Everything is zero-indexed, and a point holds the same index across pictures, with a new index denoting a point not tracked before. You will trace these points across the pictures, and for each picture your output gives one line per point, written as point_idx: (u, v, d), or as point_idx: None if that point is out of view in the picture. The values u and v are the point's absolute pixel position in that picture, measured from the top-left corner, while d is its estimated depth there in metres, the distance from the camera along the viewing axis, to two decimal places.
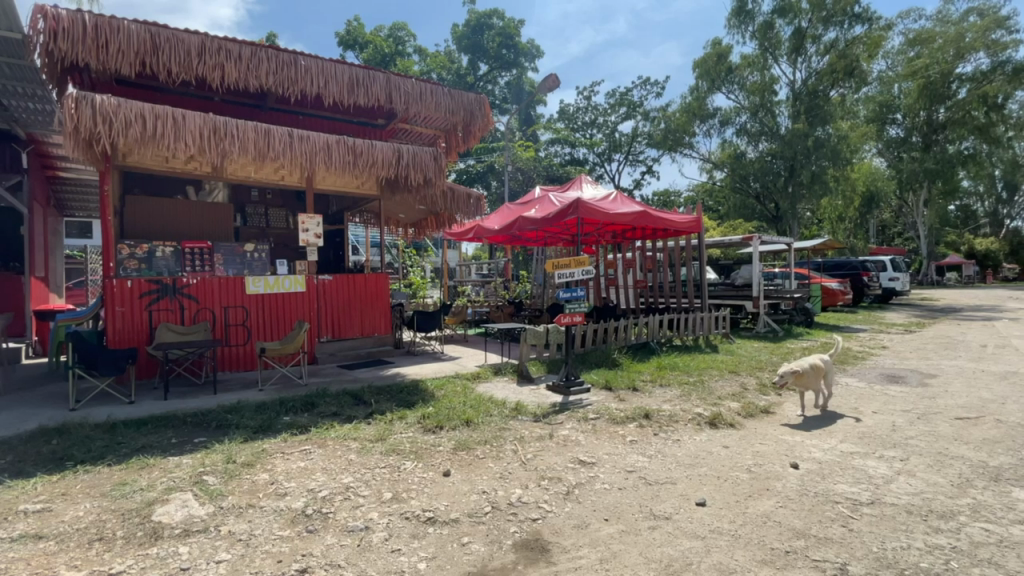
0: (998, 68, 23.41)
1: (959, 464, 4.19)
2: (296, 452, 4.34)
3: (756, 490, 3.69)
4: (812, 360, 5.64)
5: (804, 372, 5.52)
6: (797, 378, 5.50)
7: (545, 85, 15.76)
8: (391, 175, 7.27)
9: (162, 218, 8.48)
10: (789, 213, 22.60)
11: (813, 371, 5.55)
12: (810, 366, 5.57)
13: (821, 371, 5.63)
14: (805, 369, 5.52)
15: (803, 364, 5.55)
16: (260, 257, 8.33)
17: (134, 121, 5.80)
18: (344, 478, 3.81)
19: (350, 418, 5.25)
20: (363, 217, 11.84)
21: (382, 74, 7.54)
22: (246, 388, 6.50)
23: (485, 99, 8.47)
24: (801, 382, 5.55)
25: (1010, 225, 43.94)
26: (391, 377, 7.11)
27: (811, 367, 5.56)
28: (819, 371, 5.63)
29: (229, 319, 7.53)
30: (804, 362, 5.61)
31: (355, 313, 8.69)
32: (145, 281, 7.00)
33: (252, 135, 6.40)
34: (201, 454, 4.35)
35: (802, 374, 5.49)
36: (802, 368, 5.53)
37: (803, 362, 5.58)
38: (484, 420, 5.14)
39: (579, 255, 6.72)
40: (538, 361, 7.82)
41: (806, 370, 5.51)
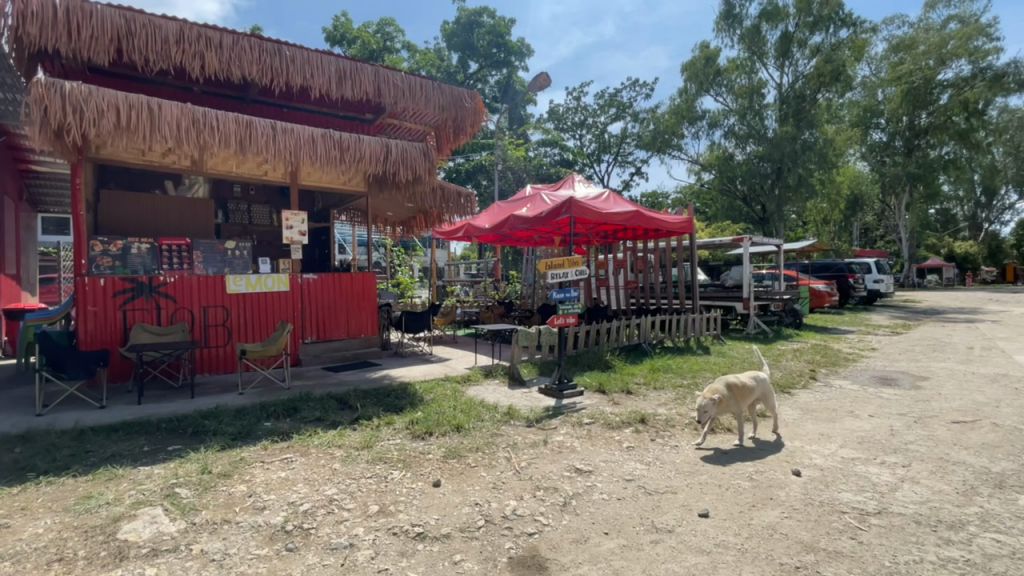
0: (978, 74, 23.87)
1: (961, 471, 4.11)
2: (276, 461, 4.10)
3: (759, 500, 3.55)
4: (732, 380, 4.70)
5: (721, 396, 4.55)
6: (714, 404, 4.49)
7: (534, 84, 15.60)
8: (379, 171, 7.02)
9: (138, 214, 8.14)
10: (775, 215, 22.75)
11: (732, 393, 4.60)
12: (728, 387, 4.63)
13: (745, 391, 4.64)
14: (721, 393, 4.56)
15: (718, 388, 4.60)
16: (241, 255, 8.02)
17: (107, 111, 5.45)
18: (327, 490, 3.58)
19: (334, 424, 5.01)
20: (349, 216, 11.59)
21: (370, 66, 7.29)
22: (225, 392, 6.21)
23: (477, 94, 8.28)
24: (724, 410, 4.55)
25: (987, 228, 44.97)
26: (378, 380, 6.87)
27: (728, 390, 4.61)
28: (745, 392, 4.66)
29: (208, 319, 7.23)
30: (719, 384, 4.66)
31: (340, 313, 8.42)
32: (119, 279, 6.68)
33: (234, 127, 6.10)
34: (174, 464, 4.08)
35: (719, 399, 4.51)
36: (717, 392, 4.57)
37: (717, 386, 4.62)
38: (475, 425, 4.96)
39: (571, 254, 6.55)
40: (529, 364, 7.63)
41: (722, 394, 4.55)
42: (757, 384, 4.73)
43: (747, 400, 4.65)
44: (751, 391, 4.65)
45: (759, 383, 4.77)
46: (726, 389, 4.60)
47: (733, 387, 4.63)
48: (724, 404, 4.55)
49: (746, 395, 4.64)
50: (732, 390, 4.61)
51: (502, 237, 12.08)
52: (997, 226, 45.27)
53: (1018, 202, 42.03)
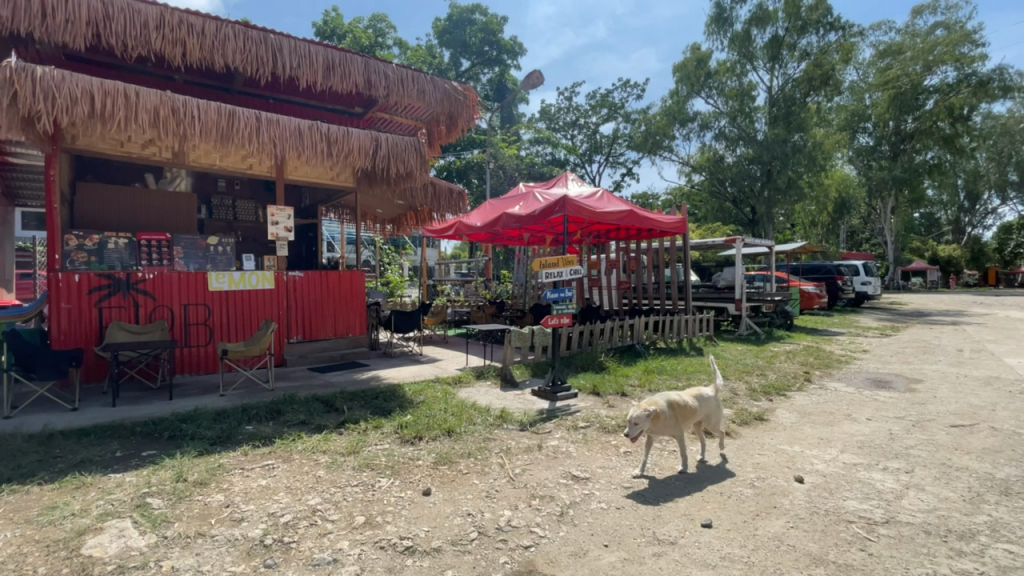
0: (963, 80, 24.11)
1: (966, 477, 4.02)
2: (256, 468, 3.88)
3: (763, 509, 3.41)
4: (675, 397, 4.04)
5: (659, 411, 3.87)
6: (649, 419, 3.79)
7: (526, 82, 15.45)
8: (368, 165, 6.80)
9: (117, 208, 7.85)
10: (764, 217, 22.83)
11: (671, 412, 3.92)
12: (669, 404, 3.96)
13: (686, 413, 3.99)
14: (661, 408, 3.88)
15: (658, 402, 3.92)
16: (224, 251, 7.74)
17: (81, 99, 5.16)
18: (310, 499, 3.38)
19: (320, 428, 4.79)
20: (337, 214, 11.35)
21: (360, 57, 7.07)
22: (206, 393, 5.97)
23: (471, 89, 8.09)
24: (659, 428, 3.87)
25: (970, 232, 45.63)
26: (366, 381, 6.65)
27: (668, 407, 3.93)
28: (687, 412, 4.02)
29: (189, 318, 6.96)
30: (660, 399, 3.97)
31: (327, 312, 8.18)
32: (95, 275, 6.40)
33: (216, 117, 5.84)
34: (147, 471, 3.85)
35: (656, 414, 3.82)
36: (656, 406, 3.88)
37: (659, 401, 3.93)
38: (467, 429, 4.77)
39: (566, 253, 6.40)
40: (522, 365, 7.45)
41: (659, 409, 3.86)
42: (701, 405, 4.11)
43: (687, 422, 4.02)
44: (693, 412, 4.02)
45: (704, 404, 4.14)
46: (666, 406, 3.91)
47: (673, 405, 3.96)
48: (660, 421, 3.85)
49: (688, 415, 4.00)
50: (673, 408, 3.94)
51: (494, 235, 11.91)
52: (979, 230, 46.01)
53: (999, 207, 42.70)
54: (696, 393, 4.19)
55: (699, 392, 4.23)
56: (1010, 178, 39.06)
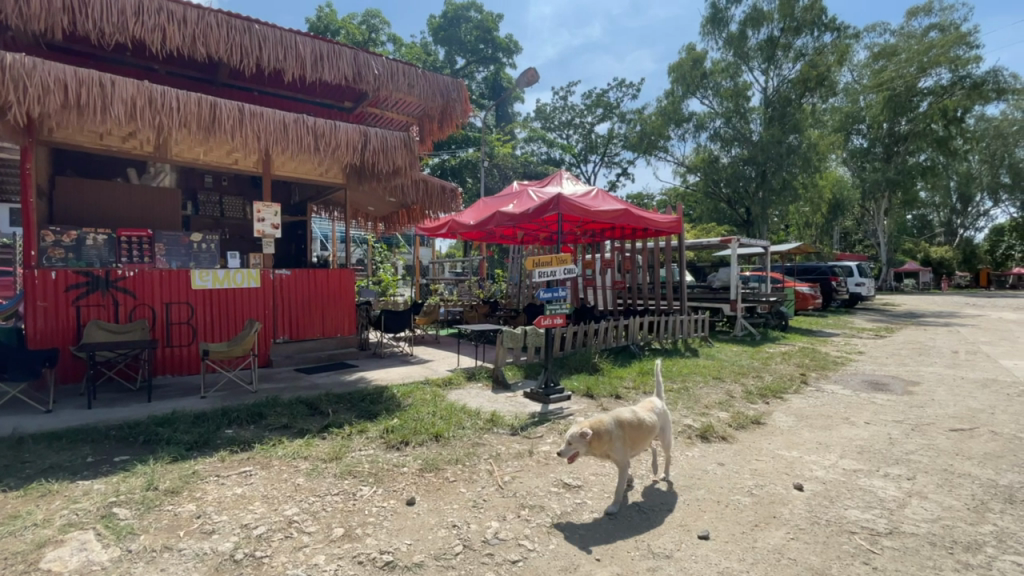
0: (957, 82, 24.01)
1: (969, 484, 3.90)
2: (232, 476, 3.70)
3: (762, 519, 3.27)
4: (626, 415, 3.47)
5: (603, 432, 3.32)
6: (587, 443, 3.27)
7: (522, 79, 15.26)
8: (356, 161, 6.61)
9: (98, 203, 7.61)
10: (759, 218, 22.77)
11: (618, 433, 3.36)
12: (618, 423, 3.40)
13: (636, 435, 3.44)
14: (604, 429, 3.33)
15: (601, 422, 3.36)
16: (208, 249, 7.53)
17: (53, 87, 4.93)
18: (287, 509, 3.21)
19: (302, 433, 4.60)
20: (328, 211, 11.14)
21: (349, 49, 6.88)
22: (186, 395, 5.77)
23: (463, 84, 7.92)
24: (602, 452, 3.32)
25: (963, 234, 45.83)
26: (353, 383, 6.46)
27: (614, 428, 3.36)
28: (640, 433, 3.47)
29: (171, 318, 6.75)
30: (606, 418, 3.41)
31: (315, 311, 7.99)
32: (72, 272, 6.17)
33: (197, 109, 5.63)
34: (117, 479, 3.65)
35: (595, 436, 3.28)
36: (601, 426, 3.33)
37: (603, 420, 3.38)
38: (455, 434, 4.61)
39: (560, 252, 6.24)
40: (514, 366, 7.29)
41: (601, 431, 3.31)
42: (655, 423, 3.57)
43: (639, 444, 3.47)
44: (646, 432, 3.47)
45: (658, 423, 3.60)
46: (611, 427, 3.35)
47: (622, 426, 3.40)
48: (602, 445, 3.30)
49: (640, 437, 3.45)
50: (621, 430, 3.38)
51: (487, 234, 11.75)
52: (971, 232, 46.22)
53: (991, 209, 42.88)
54: (650, 409, 3.64)
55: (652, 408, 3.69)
56: (1002, 181, 39.25)
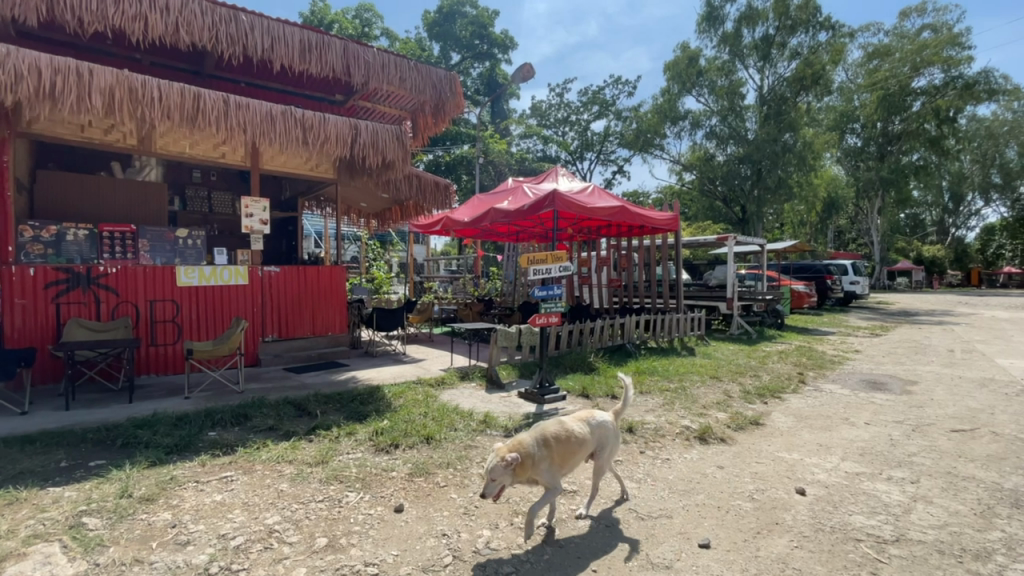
0: (949, 82, 24.04)
1: (974, 488, 3.80)
2: (212, 481, 3.54)
3: (764, 525, 3.15)
4: (550, 431, 3.02)
5: (525, 455, 2.85)
6: (511, 471, 2.77)
7: (517, 75, 15.08)
8: (346, 155, 6.44)
9: (79, 198, 7.37)
10: (755, 216, 22.72)
11: (542, 454, 2.90)
12: (541, 442, 2.94)
13: (565, 452, 2.98)
14: (526, 450, 2.86)
15: (522, 443, 2.90)
16: (194, 245, 7.34)
17: (27, 74, 4.72)
18: (267, 518, 3.06)
19: (288, 435, 4.44)
20: (319, 208, 10.95)
21: (338, 40, 6.69)
22: (169, 395, 5.59)
23: (456, 78, 7.75)
24: (527, 478, 2.85)
25: (954, 233, 46.07)
26: (342, 383, 6.29)
27: (537, 448, 2.90)
28: (568, 449, 3.00)
29: (155, 315, 6.56)
30: (527, 438, 2.94)
31: (305, 309, 7.81)
32: (51, 269, 5.96)
33: (179, 99, 5.44)
34: (90, 485, 3.48)
35: (519, 461, 2.80)
36: (521, 448, 2.87)
37: (523, 441, 2.91)
38: (446, 436, 4.46)
39: (555, 249, 6.09)
40: (508, 366, 7.14)
41: (523, 454, 2.83)
42: (590, 438, 3.11)
43: (569, 462, 3.01)
44: (578, 449, 3.00)
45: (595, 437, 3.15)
46: (533, 449, 2.88)
47: (547, 445, 2.94)
48: (525, 471, 2.83)
49: (569, 453, 2.99)
50: (546, 450, 2.92)
51: (482, 231, 11.59)
52: (963, 232, 46.47)
53: (983, 208, 43.12)
54: (585, 420, 3.19)
55: (588, 418, 3.23)
56: (993, 181, 39.52)
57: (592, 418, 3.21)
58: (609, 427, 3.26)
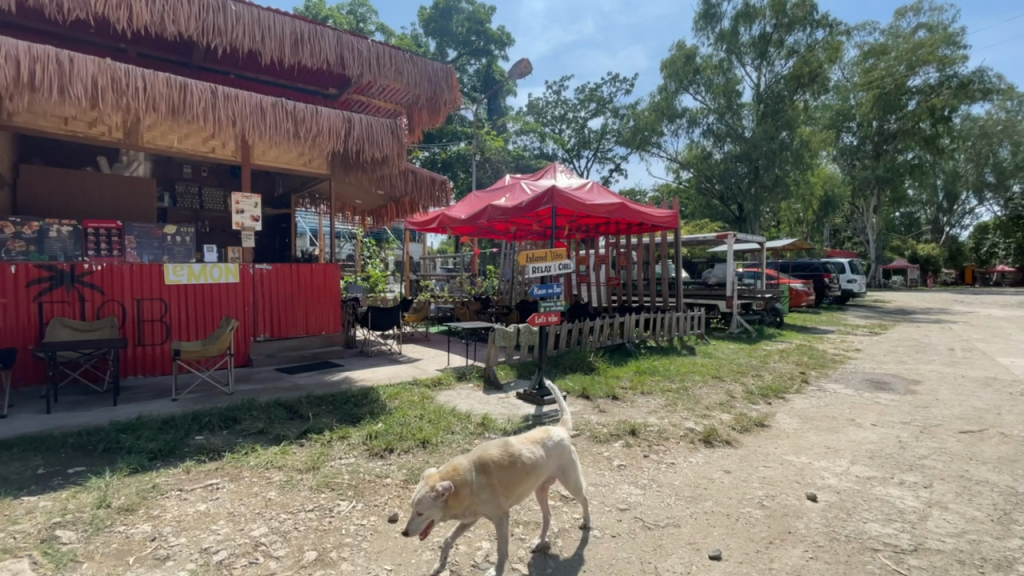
0: (945, 82, 24.04)
1: (989, 492, 3.68)
2: (197, 490, 3.37)
3: (776, 535, 3.01)
4: (494, 454, 2.57)
5: (461, 484, 2.41)
6: (443, 505, 2.34)
7: (514, 71, 14.88)
8: (340, 149, 6.26)
9: (63, 194, 7.14)
10: (752, 214, 22.61)
11: (480, 482, 2.45)
12: (482, 468, 2.50)
13: (509, 481, 2.52)
14: (461, 478, 2.42)
15: (457, 470, 2.45)
16: (182, 242, 7.14)
17: (4, 63, 4.50)
18: (254, 529, 2.89)
19: (279, 439, 4.26)
20: (313, 205, 10.75)
21: (331, 31, 6.50)
22: (156, 397, 5.41)
23: (453, 71, 7.59)
24: (462, 512, 2.41)
25: (948, 232, 46.27)
26: (336, 384, 6.11)
27: (473, 476, 2.45)
28: (515, 477, 2.55)
29: (143, 314, 6.37)
30: (464, 463, 2.50)
31: (298, 308, 7.63)
32: (34, 267, 5.75)
33: (165, 90, 5.23)
34: (67, 495, 3.30)
35: (451, 491, 2.35)
36: (457, 476, 2.43)
37: (458, 466, 2.47)
38: (443, 440, 4.30)
39: (555, 246, 5.94)
40: (506, 366, 6.97)
41: (457, 483, 2.39)
42: (543, 462, 2.66)
43: (515, 491, 2.55)
44: (525, 476, 2.55)
45: (549, 460, 2.69)
46: (470, 476, 2.44)
47: (488, 471, 2.49)
48: (460, 502, 2.39)
49: (514, 482, 2.54)
50: (486, 476, 2.48)
51: (479, 229, 11.43)
52: (957, 230, 46.68)
53: (977, 207, 43.32)
54: (537, 440, 2.73)
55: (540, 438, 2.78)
56: (987, 180, 39.65)
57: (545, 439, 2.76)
58: (566, 447, 2.83)
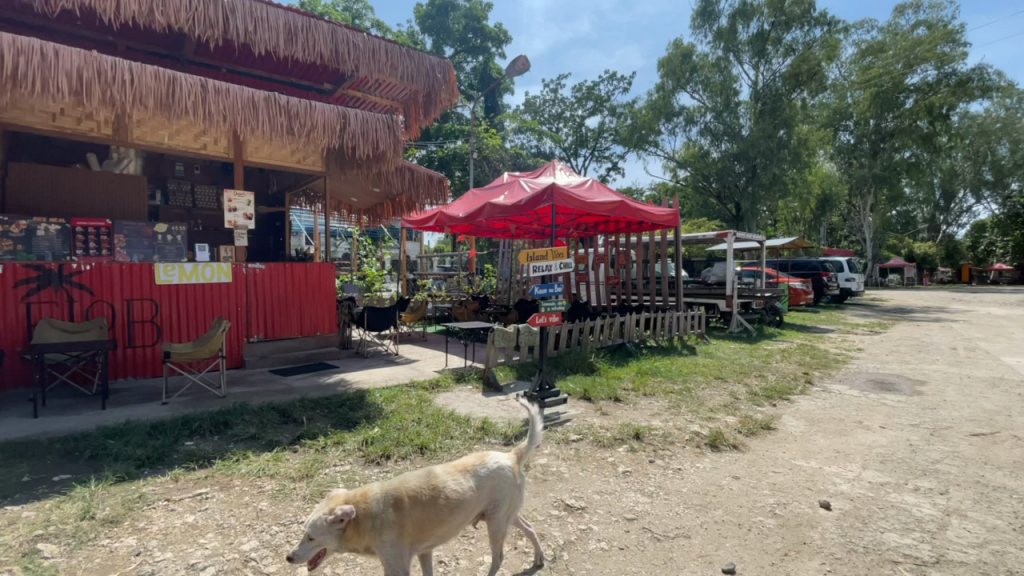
0: (942, 80, 24.00)
1: (1008, 499, 3.56)
2: (185, 500, 3.21)
3: (791, 546, 2.88)
4: (413, 483, 2.20)
5: (365, 517, 2.06)
6: (339, 538, 2.01)
7: (513, 68, 14.73)
8: (335, 145, 6.09)
9: (51, 192, 6.95)
10: (749, 214, 22.33)
11: (388, 517, 2.08)
12: (394, 500, 2.12)
13: (428, 519, 2.13)
14: (364, 510, 2.07)
15: (363, 499, 2.10)
16: (174, 241, 6.94)
17: None
18: (244, 544, 2.74)
19: (271, 446, 4.11)
20: (308, 203, 10.58)
21: (326, 23, 6.34)
22: (145, 401, 5.24)
23: (450, 65, 7.44)
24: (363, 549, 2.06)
25: (945, 230, 46.40)
26: (332, 386, 5.96)
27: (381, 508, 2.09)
28: (435, 514, 2.15)
29: (133, 315, 6.20)
30: (375, 492, 2.15)
31: (292, 308, 7.47)
32: (21, 266, 5.59)
33: (153, 83, 5.05)
34: (49, 505, 3.14)
35: (348, 525, 2.01)
36: (362, 506, 2.08)
37: (366, 496, 2.12)
38: (442, 445, 4.16)
39: (556, 245, 5.81)
40: (505, 367, 6.82)
41: (360, 515, 2.05)
42: (474, 495, 2.26)
43: (434, 530, 2.16)
44: (447, 513, 2.16)
45: (479, 496, 2.28)
46: (378, 509, 2.08)
47: (399, 505, 2.11)
48: (362, 538, 2.05)
49: (433, 520, 2.14)
50: (397, 512, 2.10)
51: (477, 228, 11.28)
52: (953, 229, 46.82)
53: (973, 206, 43.40)
54: (469, 471, 2.34)
55: (475, 466, 2.38)
56: (984, 178, 39.69)
57: (479, 468, 2.36)
58: (508, 477, 2.41)
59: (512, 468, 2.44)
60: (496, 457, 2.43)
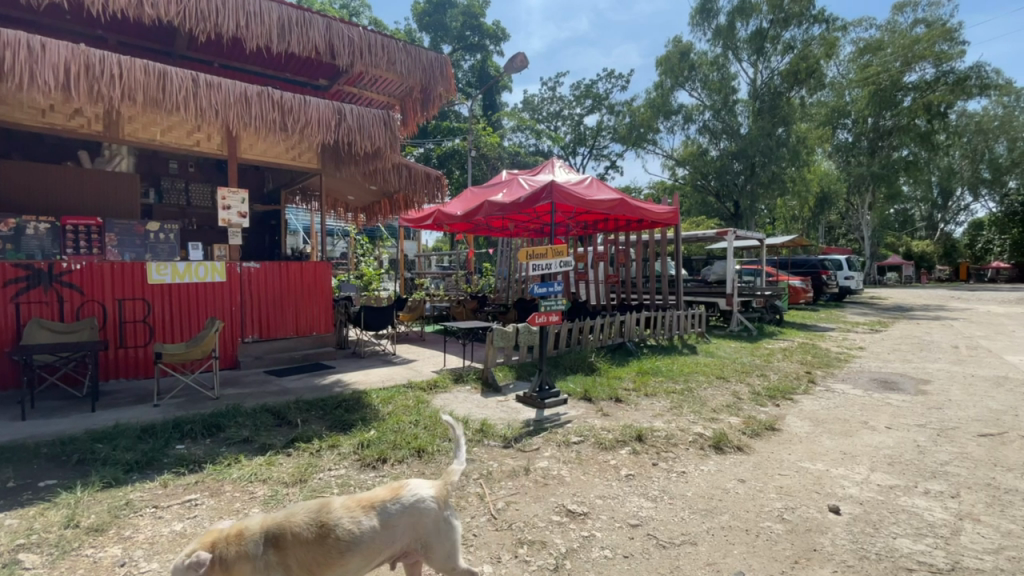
0: (940, 78, 23.97)
1: (1021, 503, 3.48)
2: (173, 508, 3.10)
3: (801, 553, 2.79)
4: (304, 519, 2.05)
5: (246, 553, 1.91)
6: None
7: (511, 65, 14.60)
8: (330, 141, 5.98)
9: (42, 189, 6.73)
10: (749, 212, 22.34)
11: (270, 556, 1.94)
12: (280, 536, 1.98)
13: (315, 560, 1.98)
14: (245, 546, 1.93)
15: (247, 535, 1.95)
16: (167, 240, 6.81)
17: None
18: None
19: (264, 449, 4.00)
20: (304, 200, 10.45)
21: (320, 17, 6.22)
22: (136, 403, 5.11)
23: (447, 61, 7.33)
24: None
25: (943, 229, 46.46)
26: (328, 387, 5.86)
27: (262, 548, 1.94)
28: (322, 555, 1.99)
29: (125, 315, 6.07)
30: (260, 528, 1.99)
31: (287, 308, 7.34)
32: (10, 265, 5.47)
33: (143, 77, 4.92)
34: (33, 512, 3.03)
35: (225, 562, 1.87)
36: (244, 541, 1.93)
37: (251, 530, 1.97)
38: (440, 448, 4.05)
39: (556, 243, 5.70)
40: (505, 367, 6.71)
41: (241, 550, 1.91)
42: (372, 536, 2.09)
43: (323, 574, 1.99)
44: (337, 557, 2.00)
45: (381, 537, 2.12)
46: (257, 549, 1.92)
47: (282, 544, 1.96)
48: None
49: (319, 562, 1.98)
50: (278, 552, 1.95)
51: (476, 226, 11.16)
52: (951, 227, 46.88)
53: (971, 204, 43.43)
54: (372, 509, 2.15)
55: (383, 504, 2.19)
56: (982, 176, 39.71)
57: (386, 507, 2.17)
58: (419, 518, 2.22)
59: (424, 513, 2.23)
60: (408, 498, 2.22)
